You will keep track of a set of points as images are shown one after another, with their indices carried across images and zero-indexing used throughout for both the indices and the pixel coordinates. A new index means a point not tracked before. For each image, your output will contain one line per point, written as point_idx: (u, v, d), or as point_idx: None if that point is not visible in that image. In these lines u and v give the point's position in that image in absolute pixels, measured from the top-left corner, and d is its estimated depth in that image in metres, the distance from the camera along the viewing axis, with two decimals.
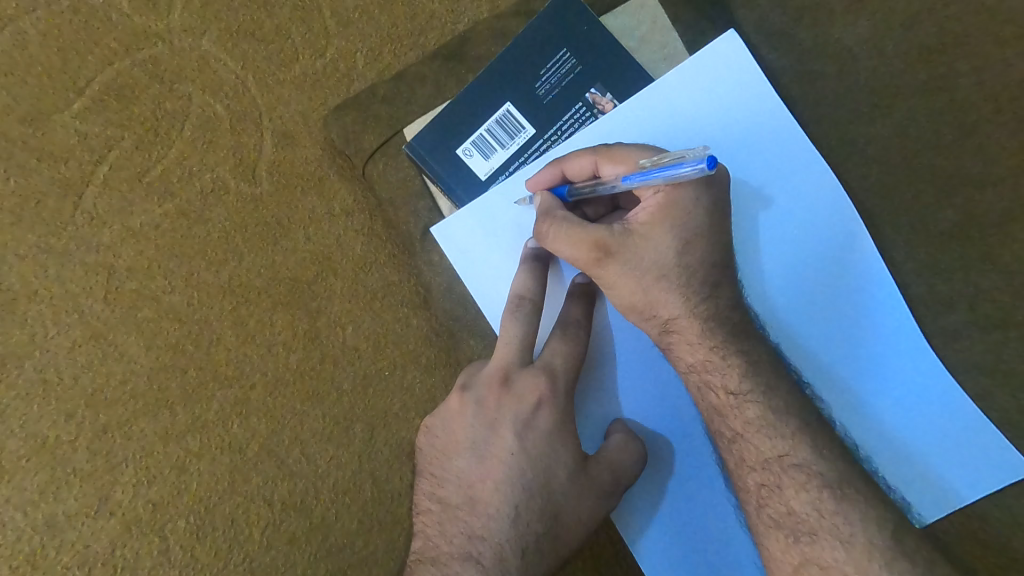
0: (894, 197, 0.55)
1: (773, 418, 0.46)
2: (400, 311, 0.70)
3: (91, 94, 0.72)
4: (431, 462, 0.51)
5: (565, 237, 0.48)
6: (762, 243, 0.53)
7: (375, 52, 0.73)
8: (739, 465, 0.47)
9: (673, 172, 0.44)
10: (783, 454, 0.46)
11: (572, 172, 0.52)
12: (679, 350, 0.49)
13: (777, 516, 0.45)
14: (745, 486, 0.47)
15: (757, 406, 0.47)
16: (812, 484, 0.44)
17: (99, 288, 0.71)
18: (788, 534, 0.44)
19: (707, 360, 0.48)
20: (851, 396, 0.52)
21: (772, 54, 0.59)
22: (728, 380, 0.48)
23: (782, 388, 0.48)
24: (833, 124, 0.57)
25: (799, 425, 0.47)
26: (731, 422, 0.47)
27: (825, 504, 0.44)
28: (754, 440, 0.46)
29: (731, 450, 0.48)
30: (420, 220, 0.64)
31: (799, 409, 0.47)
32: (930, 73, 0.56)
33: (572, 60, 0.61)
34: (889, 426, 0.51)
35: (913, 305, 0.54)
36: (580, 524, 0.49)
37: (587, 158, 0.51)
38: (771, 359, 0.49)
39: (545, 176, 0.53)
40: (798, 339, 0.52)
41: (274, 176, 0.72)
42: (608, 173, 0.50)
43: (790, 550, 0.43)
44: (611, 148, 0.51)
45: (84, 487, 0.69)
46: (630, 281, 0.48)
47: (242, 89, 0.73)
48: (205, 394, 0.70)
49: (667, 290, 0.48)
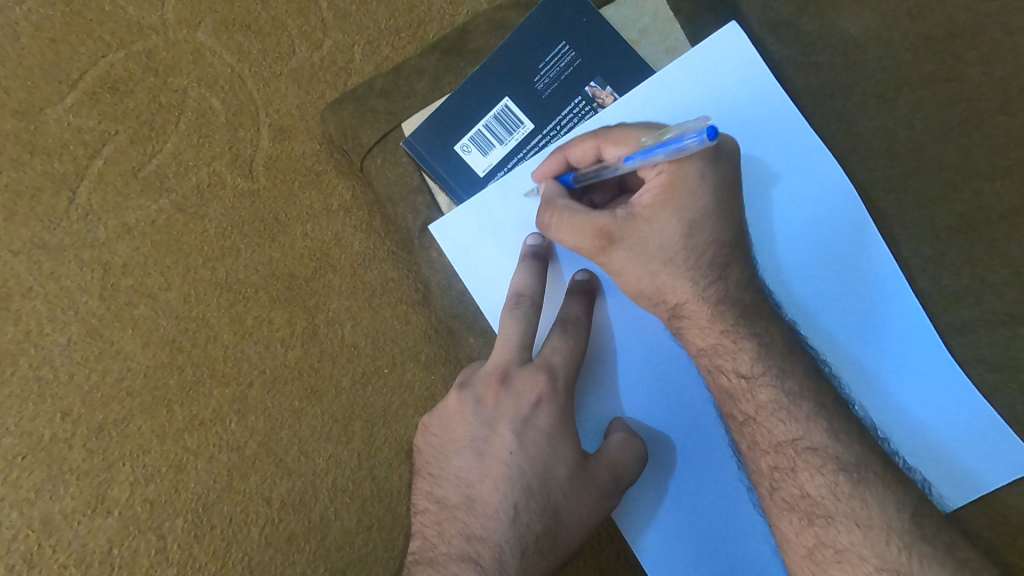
0: (902, 189, 0.54)
1: (787, 401, 0.45)
2: (399, 308, 0.69)
3: (85, 87, 0.71)
4: (430, 461, 0.50)
5: (569, 227, 0.48)
6: (779, 226, 0.53)
7: (373, 45, 0.72)
8: (752, 448, 0.46)
9: (673, 148, 0.42)
10: (797, 437, 0.45)
11: (576, 159, 0.51)
12: (689, 335, 0.48)
13: (790, 499, 0.44)
14: (757, 469, 0.46)
15: (770, 389, 0.46)
16: (828, 467, 0.43)
17: (95, 285, 0.70)
18: (802, 516, 0.43)
19: (717, 344, 0.47)
20: (870, 378, 0.51)
21: (777, 45, 0.58)
22: (739, 363, 0.47)
23: (797, 369, 0.46)
24: (838, 116, 0.55)
25: (814, 409, 0.45)
26: (743, 405, 0.47)
27: (841, 488, 0.43)
28: (767, 423, 0.45)
29: (743, 433, 0.47)
30: (419, 216, 0.63)
31: (813, 393, 0.46)
32: (936, 65, 0.53)
33: (571, 54, 0.60)
34: (910, 409, 0.51)
35: (928, 290, 0.52)
36: (579, 526, 0.48)
37: (589, 142, 0.51)
38: (786, 343, 0.47)
39: (549, 165, 0.52)
40: (818, 322, 0.52)
41: (271, 171, 0.71)
42: (611, 155, 0.50)
43: (804, 533, 0.43)
44: (611, 130, 0.51)
45: (81, 486, 0.69)
46: (637, 266, 0.47)
47: (238, 83, 0.72)
48: (203, 392, 0.70)
49: (675, 273, 0.47)
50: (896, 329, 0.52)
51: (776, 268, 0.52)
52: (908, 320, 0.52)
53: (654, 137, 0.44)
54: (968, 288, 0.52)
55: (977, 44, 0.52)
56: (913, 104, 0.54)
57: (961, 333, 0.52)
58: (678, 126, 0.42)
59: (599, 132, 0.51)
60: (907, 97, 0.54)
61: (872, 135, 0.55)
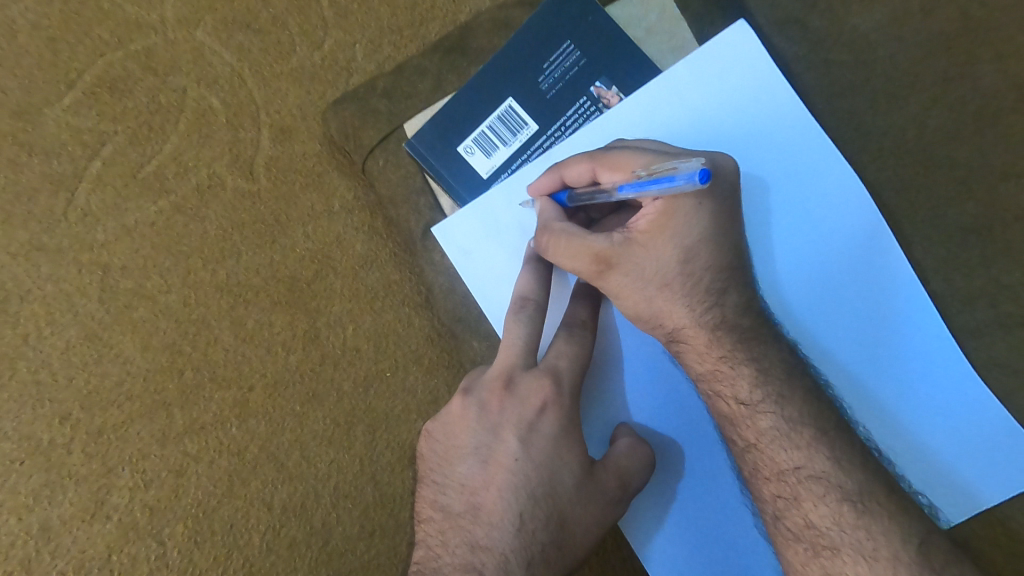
0: (913, 191, 0.53)
1: (788, 428, 0.44)
2: (401, 311, 0.68)
3: (83, 87, 0.70)
4: (433, 467, 0.50)
5: (565, 251, 0.47)
6: (777, 240, 0.51)
7: (374, 43, 0.71)
8: (754, 475, 0.45)
9: (665, 187, 0.42)
10: (799, 466, 0.44)
11: (571, 179, 0.50)
12: (688, 358, 0.47)
13: (795, 529, 0.43)
14: (761, 496, 0.45)
15: (770, 416, 0.45)
16: (832, 496, 0.42)
17: (94, 287, 0.70)
18: (808, 547, 0.42)
19: (715, 369, 0.46)
20: (870, 395, 0.50)
21: (787, 43, 0.57)
22: (739, 390, 0.46)
23: (796, 395, 0.45)
24: (849, 115, 0.55)
25: (815, 434, 0.44)
26: (744, 432, 0.46)
27: (845, 518, 0.42)
28: (768, 450, 0.45)
29: (745, 459, 0.46)
30: (421, 218, 0.62)
31: (814, 416, 0.45)
32: (949, 61, 0.52)
33: (576, 53, 0.59)
34: (912, 427, 0.50)
35: (936, 303, 0.51)
36: (587, 533, 0.47)
37: (584, 165, 0.49)
38: (784, 366, 0.46)
39: (545, 182, 0.51)
40: (817, 337, 0.51)
41: (272, 172, 0.70)
42: (606, 180, 0.48)
43: (809, 564, 0.42)
44: (607, 153, 0.48)
45: (80, 491, 0.68)
46: (634, 291, 0.47)
47: (238, 82, 0.71)
48: (203, 396, 0.69)
49: (672, 299, 0.47)
50: (897, 351, 0.50)
51: (775, 282, 0.51)
52: (910, 341, 0.50)
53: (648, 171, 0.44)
54: (981, 290, 0.51)
55: (994, 41, 0.51)
56: (924, 105, 0.53)
57: (976, 335, 0.51)
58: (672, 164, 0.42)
59: (594, 154, 0.49)
60: (918, 97, 0.53)
61: (885, 134, 0.54)
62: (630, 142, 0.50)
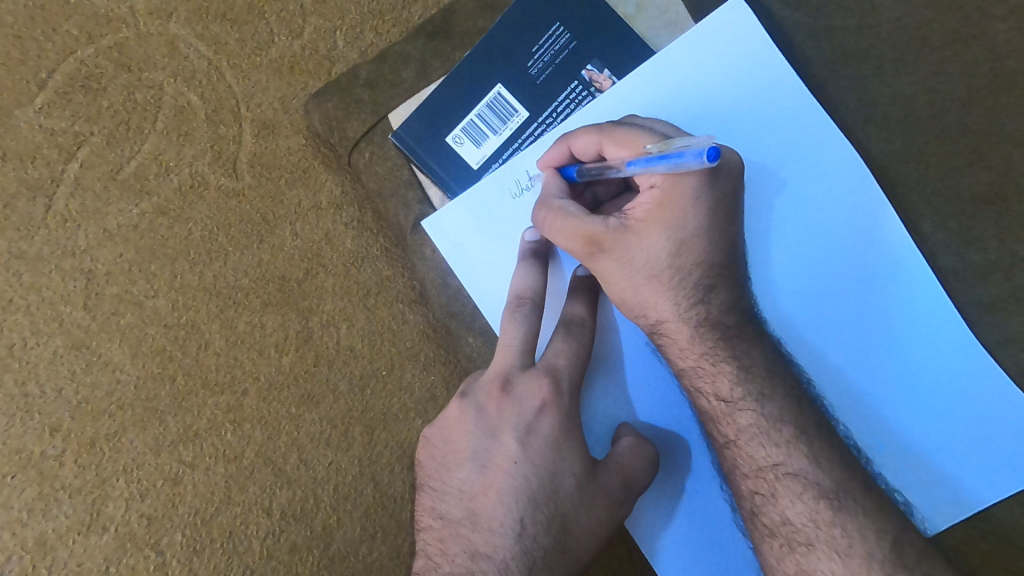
0: (918, 160, 0.50)
1: (767, 426, 0.43)
2: (396, 308, 0.67)
3: (55, 85, 0.68)
4: (432, 474, 0.48)
5: (560, 228, 0.45)
6: (771, 232, 0.49)
7: (356, 30, 0.68)
8: (733, 471, 0.44)
9: (673, 163, 0.40)
10: (777, 463, 0.42)
11: (579, 151, 0.48)
12: (671, 353, 0.46)
13: (771, 525, 0.42)
14: (739, 492, 0.44)
15: (750, 413, 0.43)
16: (808, 494, 0.41)
17: (78, 294, 0.68)
18: (784, 542, 0.41)
19: (697, 365, 0.45)
20: (860, 395, 0.48)
21: (785, 9, 0.53)
22: (719, 387, 0.44)
23: (778, 393, 0.44)
24: (852, 85, 0.52)
25: (795, 432, 0.43)
26: (724, 429, 0.44)
27: (822, 515, 0.40)
28: (746, 448, 0.43)
29: (724, 455, 0.44)
30: (410, 212, 0.60)
31: (795, 415, 0.43)
32: (961, 20, 0.50)
33: (567, 35, 0.56)
34: (899, 428, 0.48)
35: (941, 280, 0.49)
36: (589, 537, 0.46)
37: (592, 137, 0.47)
38: (767, 366, 0.44)
39: (554, 154, 0.49)
40: (805, 336, 0.48)
41: (255, 169, 0.68)
42: (613, 156, 0.46)
43: (785, 561, 0.41)
44: (616, 128, 0.46)
45: (74, 504, 0.67)
46: (621, 278, 0.44)
47: (216, 76, 0.68)
48: (196, 402, 0.67)
49: (658, 291, 0.44)
50: (898, 347, 0.48)
51: (767, 280, 0.49)
52: (913, 333, 0.48)
53: (658, 146, 0.42)
54: (996, 263, 0.49)
55: None
56: (931, 71, 0.50)
57: (987, 312, 0.49)
58: (683, 138, 0.40)
59: (603, 126, 0.46)
60: (925, 62, 0.51)
61: (890, 102, 0.51)
62: (640, 120, 0.48)
